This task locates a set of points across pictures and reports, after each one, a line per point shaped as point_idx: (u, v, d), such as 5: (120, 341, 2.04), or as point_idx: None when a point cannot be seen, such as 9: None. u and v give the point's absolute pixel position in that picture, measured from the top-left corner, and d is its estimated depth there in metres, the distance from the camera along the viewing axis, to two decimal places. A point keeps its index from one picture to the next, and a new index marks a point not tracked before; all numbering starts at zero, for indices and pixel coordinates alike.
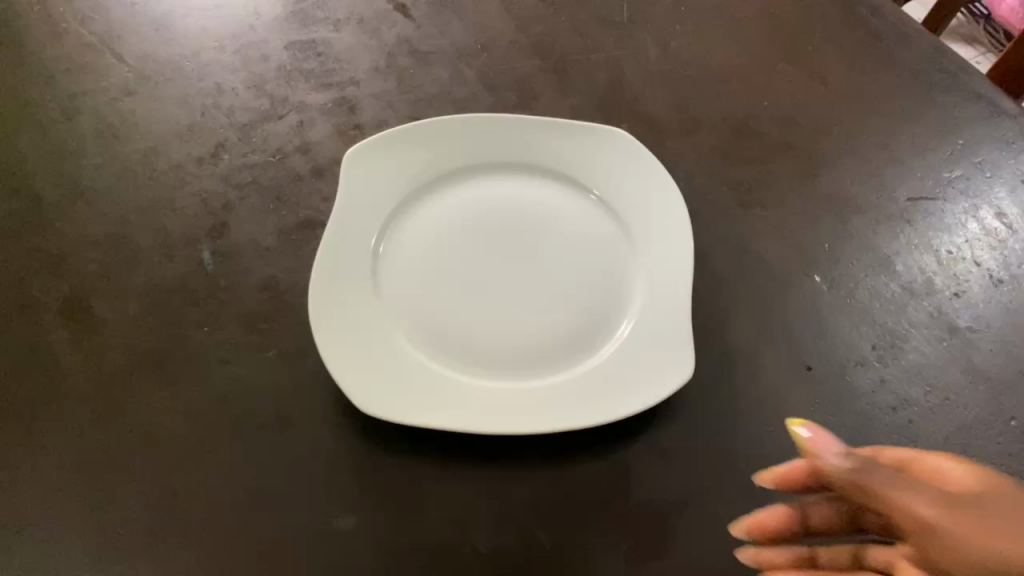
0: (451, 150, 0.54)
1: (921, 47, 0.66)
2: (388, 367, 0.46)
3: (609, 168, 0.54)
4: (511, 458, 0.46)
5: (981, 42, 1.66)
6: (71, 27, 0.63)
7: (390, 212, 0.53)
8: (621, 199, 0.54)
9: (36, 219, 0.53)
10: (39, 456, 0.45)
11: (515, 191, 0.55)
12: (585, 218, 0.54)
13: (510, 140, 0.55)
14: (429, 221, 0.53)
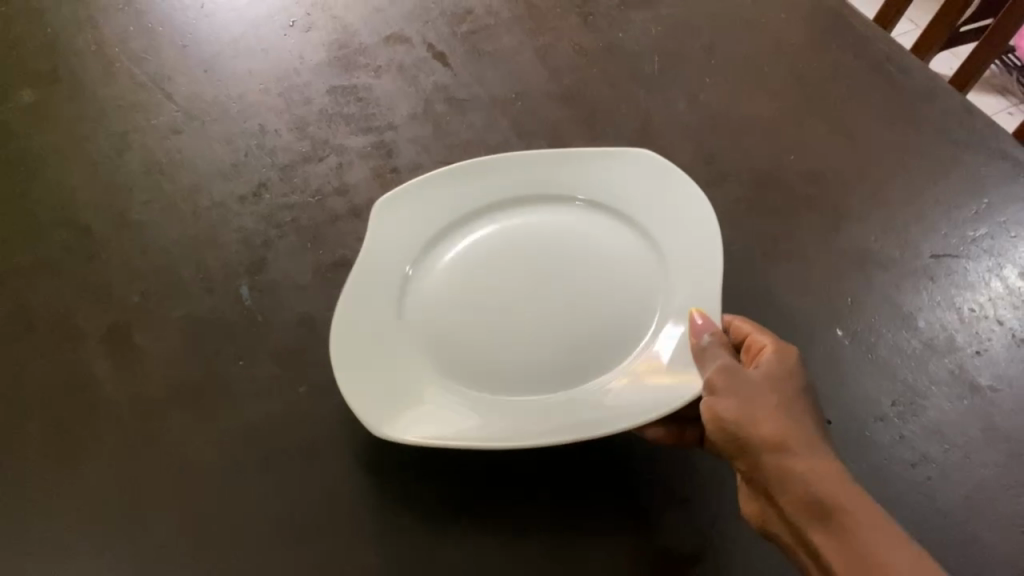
0: (482, 184, 0.55)
1: (949, 105, 0.67)
2: (402, 394, 0.46)
3: (636, 185, 0.54)
4: (525, 500, 0.46)
5: (1015, 93, 1.67)
6: (124, 67, 0.66)
7: (420, 248, 0.53)
8: (651, 213, 0.53)
9: (83, 250, 0.56)
10: (77, 480, 0.46)
11: (539, 223, 0.55)
12: (617, 237, 0.53)
13: (536, 174, 0.55)
14: (450, 257, 0.54)
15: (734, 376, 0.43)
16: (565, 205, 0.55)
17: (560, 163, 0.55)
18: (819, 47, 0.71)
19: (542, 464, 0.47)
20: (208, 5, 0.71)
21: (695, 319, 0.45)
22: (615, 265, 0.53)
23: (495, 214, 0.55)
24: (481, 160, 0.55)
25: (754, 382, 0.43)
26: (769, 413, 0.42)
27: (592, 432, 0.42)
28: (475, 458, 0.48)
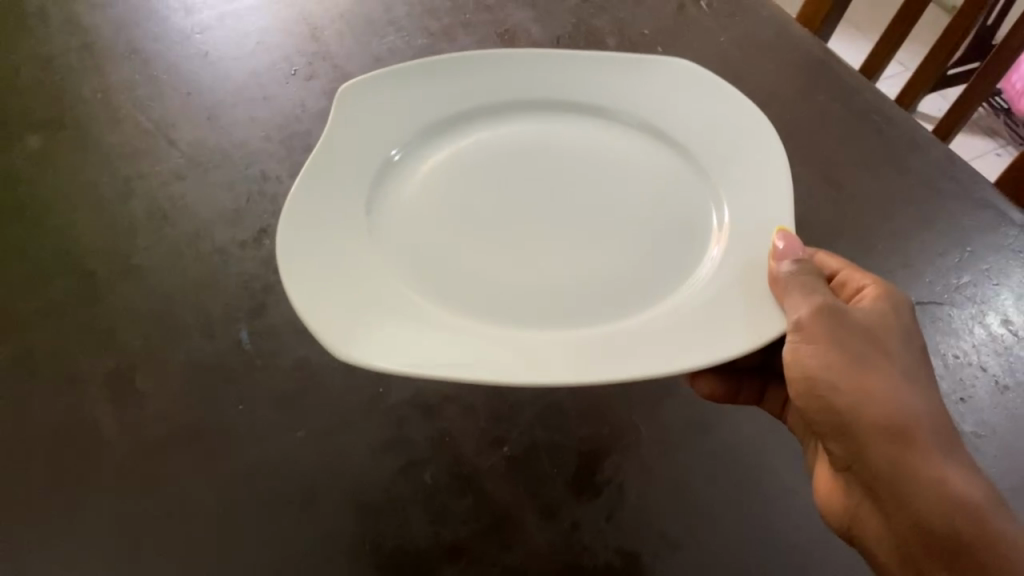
0: (410, 106, 0.59)
1: (933, 155, 0.69)
2: (355, 286, 0.49)
3: (656, 92, 0.61)
4: (516, 535, 0.49)
5: (1001, 134, 1.71)
6: (130, 113, 0.68)
7: (372, 175, 0.56)
8: (685, 132, 0.60)
9: (87, 294, 0.57)
10: (77, 523, 0.47)
11: (493, 136, 0.62)
12: (646, 155, 0.61)
13: (463, 96, 0.61)
14: (410, 180, 0.58)
15: (835, 327, 0.47)
16: (494, 109, 0.62)
17: (472, 64, 0.61)
18: (805, 98, 0.73)
19: (539, 517, 0.49)
20: (212, 54, 0.73)
21: (777, 245, 0.49)
22: (621, 166, 0.60)
23: (436, 132, 0.60)
24: (392, 70, 0.58)
25: (853, 330, 0.47)
26: (860, 374, 0.46)
27: (693, 354, 0.44)
28: (474, 509, 0.50)
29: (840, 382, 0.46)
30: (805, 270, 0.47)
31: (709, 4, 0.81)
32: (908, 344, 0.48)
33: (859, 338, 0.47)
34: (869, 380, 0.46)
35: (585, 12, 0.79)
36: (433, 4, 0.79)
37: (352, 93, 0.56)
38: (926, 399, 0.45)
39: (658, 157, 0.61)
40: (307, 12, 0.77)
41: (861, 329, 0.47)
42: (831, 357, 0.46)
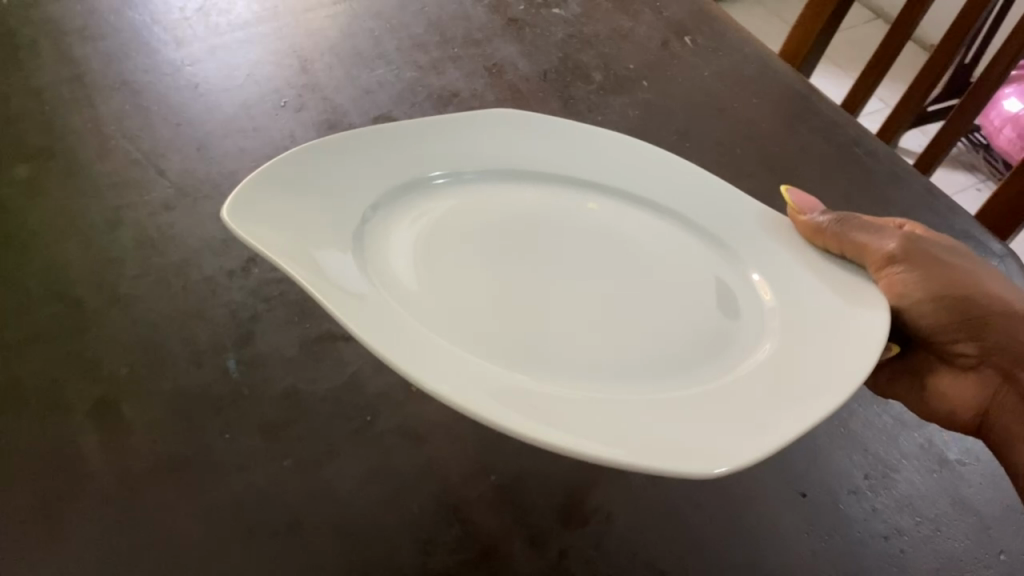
0: (368, 169, 0.55)
1: (912, 187, 0.71)
2: (402, 345, 0.42)
3: (607, 161, 0.63)
4: (511, 560, 0.49)
5: (981, 169, 1.75)
6: (119, 144, 0.68)
7: (352, 235, 0.51)
8: (664, 198, 0.61)
9: (74, 324, 0.57)
10: (60, 555, 0.46)
11: (439, 202, 0.59)
12: (629, 219, 0.61)
13: (391, 170, 0.56)
14: (382, 248, 0.53)
15: (917, 249, 0.58)
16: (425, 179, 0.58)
17: (386, 137, 0.56)
18: (788, 131, 0.75)
19: (526, 545, 0.49)
20: (202, 85, 0.74)
21: (798, 201, 0.60)
22: (614, 232, 0.60)
23: (383, 208, 0.55)
24: (306, 147, 0.51)
25: (924, 245, 0.59)
26: (948, 274, 0.59)
27: (837, 381, 0.45)
28: (462, 539, 0.49)
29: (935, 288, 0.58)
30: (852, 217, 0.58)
31: (692, 40, 0.83)
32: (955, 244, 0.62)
33: (933, 252, 0.59)
34: (963, 282, 0.59)
35: (571, 46, 0.81)
36: (422, 38, 0.80)
37: (262, 186, 0.47)
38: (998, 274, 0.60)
39: (626, 220, 0.61)
40: (296, 46, 0.78)
41: (929, 243, 0.60)
42: (921, 275, 0.58)
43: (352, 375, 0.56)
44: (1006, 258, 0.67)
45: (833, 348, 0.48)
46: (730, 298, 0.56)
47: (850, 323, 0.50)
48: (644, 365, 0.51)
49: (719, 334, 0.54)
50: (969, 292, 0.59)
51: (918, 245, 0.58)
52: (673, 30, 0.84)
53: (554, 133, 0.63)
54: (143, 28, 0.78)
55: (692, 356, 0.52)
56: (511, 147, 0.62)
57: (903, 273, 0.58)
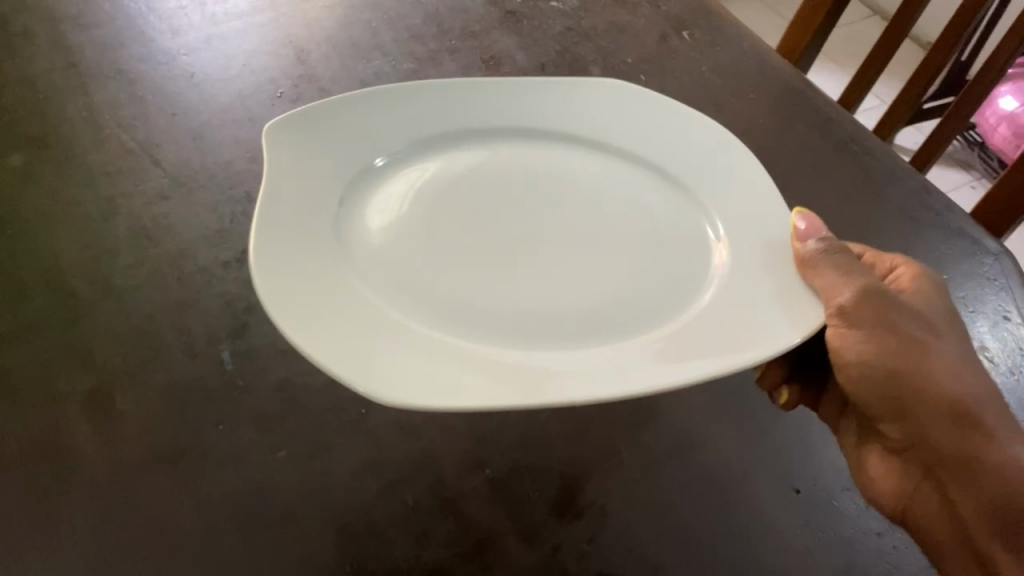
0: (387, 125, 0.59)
1: (909, 185, 0.71)
2: (319, 307, 0.46)
3: (636, 125, 0.64)
4: (505, 553, 0.49)
5: (975, 167, 1.75)
6: (114, 133, 0.68)
7: (348, 186, 0.56)
8: (674, 158, 0.63)
9: (67, 313, 0.56)
10: (51, 545, 0.46)
11: (445, 163, 0.61)
12: (639, 178, 0.63)
13: (403, 128, 0.60)
14: (365, 203, 0.57)
15: (886, 315, 0.53)
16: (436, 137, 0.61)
17: (403, 96, 0.60)
18: (784, 127, 0.74)
19: (520, 539, 0.49)
20: (198, 75, 0.73)
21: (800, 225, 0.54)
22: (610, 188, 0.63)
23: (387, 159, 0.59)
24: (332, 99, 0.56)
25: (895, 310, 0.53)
26: (908, 350, 0.53)
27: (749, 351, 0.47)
28: (455, 532, 0.49)
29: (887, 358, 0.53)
30: (835, 255, 0.52)
31: (690, 35, 0.83)
32: (946, 319, 0.56)
33: (907, 322, 0.53)
34: (920, 363, 0.53)
35: (568, 40, 0.81)
36: (419, 30, 0.80)
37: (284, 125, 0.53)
38: (975, 374, 0.53)
39: (634, 178, 0.63)
40: (293, 36, 0.78)
41: (908, 313, 0.54)
42: (874, 337, 0.52)
43: None
44: (1001, 257, 0.66)
45: (769, 316, 0.50)
46: (700, 247, 0.59)
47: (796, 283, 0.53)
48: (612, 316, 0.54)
49: (682, 280, 0.56)
50: (918, 378, 0.53)
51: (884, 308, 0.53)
52: (671, 24, 0.84)
53: (571, 102, 0.65)
54: (139, 17, 0.78)
55: (649, 299, 0.55)
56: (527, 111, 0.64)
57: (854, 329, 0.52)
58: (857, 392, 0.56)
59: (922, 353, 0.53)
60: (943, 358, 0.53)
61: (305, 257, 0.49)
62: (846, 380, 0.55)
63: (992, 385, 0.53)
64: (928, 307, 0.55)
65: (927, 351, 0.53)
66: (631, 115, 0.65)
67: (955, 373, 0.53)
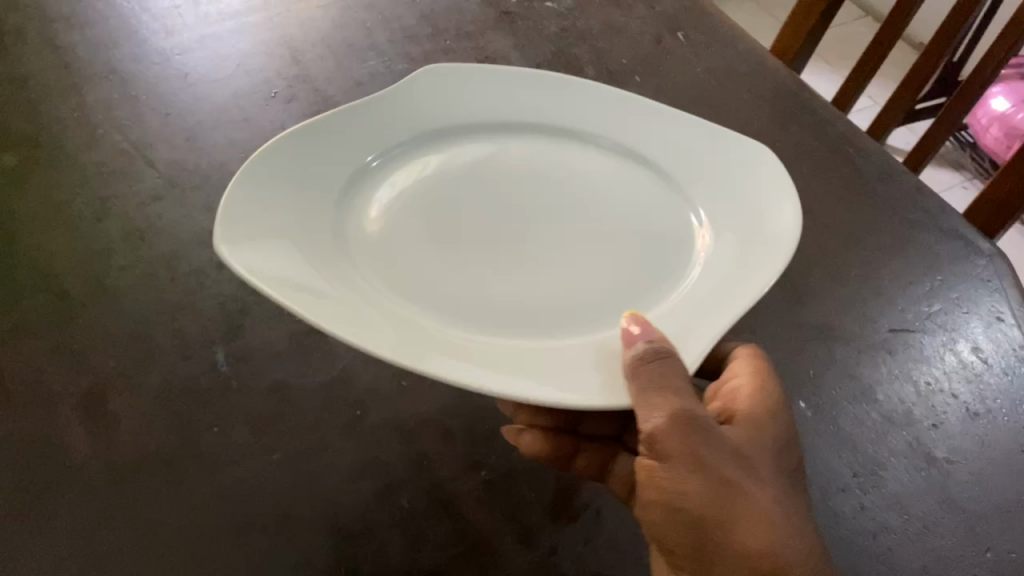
0: (425, 121, 0.60)
1: (903, 186, 0.71)
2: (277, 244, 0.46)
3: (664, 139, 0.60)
4: (500, 554, 0.49)
5: (967, 167, 1.76)
6: (107, 133, 0.67)
7: (362, 177, 0.56)
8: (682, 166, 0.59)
9: (61, 315, 0.56)
10: (45, 549, 0.46)
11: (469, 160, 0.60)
12: (646, 189, 0.59)
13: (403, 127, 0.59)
14: (372, 203, 0.56)
15: (695, 440, 0.43)
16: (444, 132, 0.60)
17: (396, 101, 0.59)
18: (779, 128, 0.75)
19: (516, 541, 0.49)
20: (191, 75, 0.73)
21: (631, 327, 0.44)
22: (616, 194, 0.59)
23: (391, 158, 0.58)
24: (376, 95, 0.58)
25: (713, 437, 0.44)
26: (721, 488, 0.43)
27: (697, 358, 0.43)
28: (452, 533, 0.49)
29: (697, 492, 0.43)
30: (660, 356, 0.42)
31: (685, 36, 0.83)
32: (784, 460, 0.45)
33: (722, 453, 0.44)
34: (731, 508, 0.42)
35: (563, 40, 0.81)
36: (414, 30, 0.80)
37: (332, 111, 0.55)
38: (795, 536, 0.43)
39: (656, 187, 0.59)
40: (287, 36, 0.77)
41: (727, 446, 0.44)
42: (684, 462, 0.43)
43: (342, 370, 0.56)
44: (995, 257, 0.67)
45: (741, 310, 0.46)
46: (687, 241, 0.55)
47: (770, 253, 0.50)
48: (593, 300, 0.51)
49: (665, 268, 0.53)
50: (724, 526, 0.42)
51: (699, 434, 0.43)
52: (665, 26, 0.84)
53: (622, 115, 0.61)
54: (132, 16, 0.77)
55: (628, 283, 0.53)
56: (529, 107, 0.62)
57: (667, 446, 0.43)
58: (657, 527, 0.45)
59: (737, 495, 0.43)
60: (760, 508, 0.43)
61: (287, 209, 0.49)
62: (649, 509, 0.45)
63: (814, 542, 0.43)
64: (759, 441, 0.47)
65: (747, 496, 0.43)
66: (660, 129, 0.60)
67: (770, 531, 0.42)
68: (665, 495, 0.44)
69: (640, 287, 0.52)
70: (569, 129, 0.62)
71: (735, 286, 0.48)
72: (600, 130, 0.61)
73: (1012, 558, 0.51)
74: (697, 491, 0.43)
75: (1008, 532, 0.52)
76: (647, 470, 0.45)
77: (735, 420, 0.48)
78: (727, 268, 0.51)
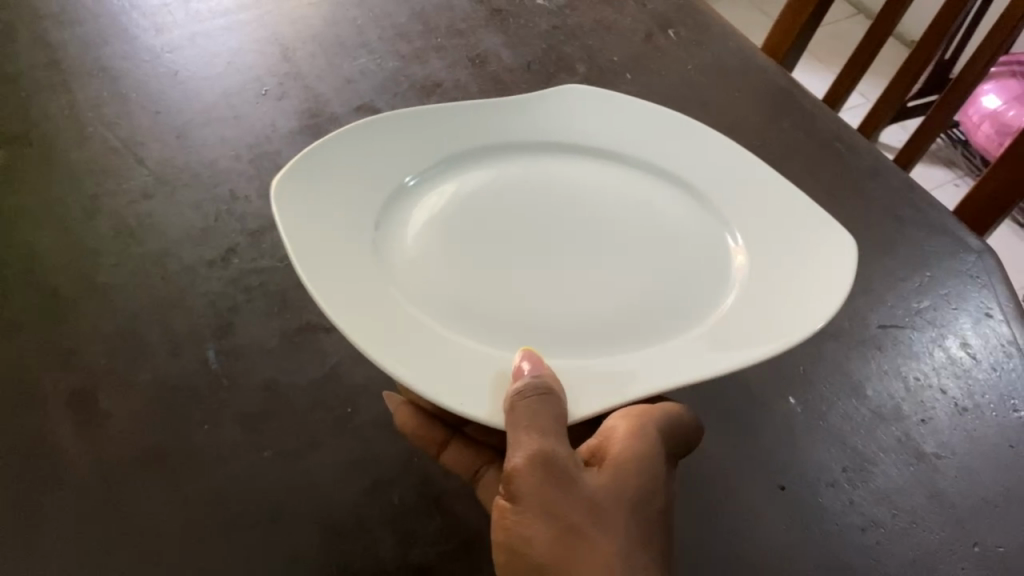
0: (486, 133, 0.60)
1: (893, 183, 0.71)
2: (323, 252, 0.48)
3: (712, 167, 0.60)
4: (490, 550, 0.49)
5: (959, 165, 1.77)
6: (97, 131, 0.67)
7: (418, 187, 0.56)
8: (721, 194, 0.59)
9: (50, 313, 0.56)
10: (34, 547, 0.46)
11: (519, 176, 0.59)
12: (687, 212, 0.59)
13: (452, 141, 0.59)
14: (415, 217, 0.55)
15: (548, 484, 0.41)
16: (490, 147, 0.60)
17: (452, 115, 0.59)
18: (770, 126, 0.75)
19: None
20: (182, 73, 0.73)
21: (521, 365, 0.44)
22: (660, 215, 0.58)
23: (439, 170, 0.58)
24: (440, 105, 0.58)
25: (570, 483, 0.42)
26: (565, 535, 0.40)
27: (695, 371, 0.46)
28: (443, 530, 0.50)
29: (542, 538, 0.40)
30: (538, 394, 0.42)
31: (676, 33, 0.83)
32: (637, 515, 0.43)
33: (577, 500, 0.42)
34: (572, 557, 0.40)
35: (554, 38, 0.81)
36: (405, 27, 0.79)
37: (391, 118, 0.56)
38: None
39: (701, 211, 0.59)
40: (278, 34, 0.77)
41: (583, 496, 0.42)
42: (535, 505, 0.41)
43: (333, 367, 0.56)
44: (983, 254, 0.67)
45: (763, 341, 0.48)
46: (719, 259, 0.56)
47: (803, 294, 0.51)
48: (636, 323, 0.52)
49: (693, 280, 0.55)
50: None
51: (556, 475, 0.42)
52: (656, 23, 0.84)
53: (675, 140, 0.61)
54: (123, 13, 0.77)
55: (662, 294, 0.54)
56: (580, 126, 0.62)
57: (520, 488, 0.41)
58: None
59: (580, 545, 0.40)
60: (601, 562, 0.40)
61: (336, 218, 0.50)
62: (498, 554, 0.42)
63: None
64: (620, 492, 0.43)
65: (590, 548, 0.40)
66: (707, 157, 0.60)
67: None
68: (509, 537, 0.41)
69: (681, 309, 0.52)
70: (616, 146, 0.62)
71: (775, 327, 0.49)
72: (646, 150, 0.61)
73: (1000, 552, 0.51)
74: (541, 536, 0.40)
75: (996, 527, 0.52)
76: (499, 511, 0.42)
77: (602, 463, 0.45)
78: (765, 302, 0.52)
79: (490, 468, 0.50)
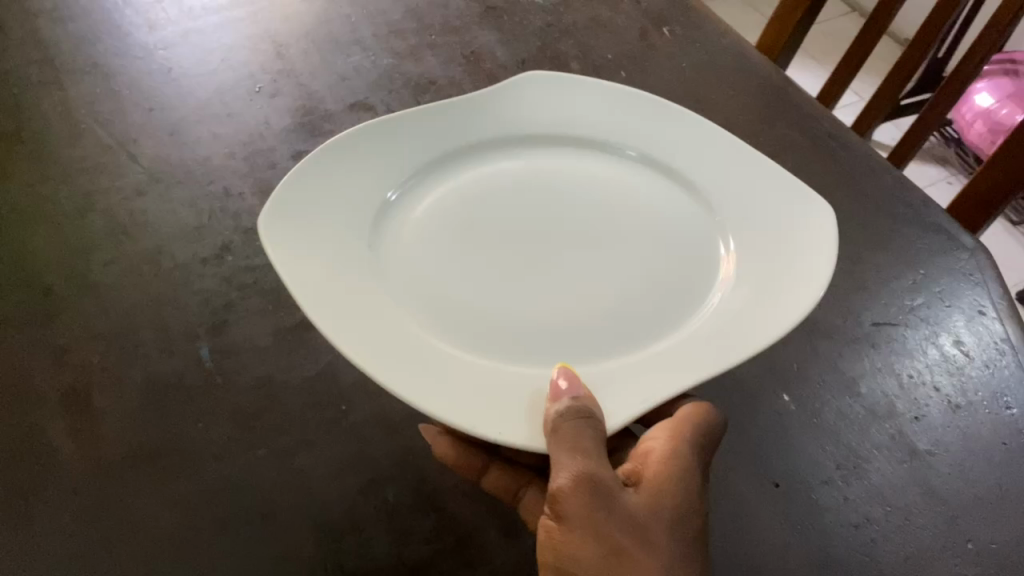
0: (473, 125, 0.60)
1: (887, 181, 0.72)
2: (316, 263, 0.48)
3: (706, 156, 0.59)
4: (485, 548, 0.49)
5: (953, 163, 1.77)
6: (90, 128, 0.67)
7: (409, 185, 0.57)
8: (713, 186, 0.58)
9: (42, 310, 0.56)
10: (28, 546, 0.46)
11: (514, 168, 0.60)
12: (679, 204, 0.59)
13: (441, 142, 0.59)
14: (415, 215, 0.56)
15: (593, 505, 0.42)
16: (480, 143, 0.60)
17: (449, 114, 0.59)
18: (765, 124, 0.75)
19: (502, 534, 0.50)
20: (175, 70, 0.72)
21: (558, 382, 0.44)
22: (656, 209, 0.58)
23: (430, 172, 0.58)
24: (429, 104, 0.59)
25: (614, 505, 0.43)
26: (612, 555, 0.41)
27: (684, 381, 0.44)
28: (437, 528, 0.50)
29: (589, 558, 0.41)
30: (583, 414, 0.42)
31: (670, 31, 0.83)
32: (677, 535, 0.44)
33: (621, 521, 0.42)
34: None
35: (549, 36, 0.80)
36: (399, 25, 0.79)
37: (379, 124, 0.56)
38: None
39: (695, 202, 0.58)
40: (272, 31, 0.77)
41: (624, 517, 0.43)
42: (582, 526, 0.42)
43: (328, 365, 0.55)
44: (977, 251, 0.67)
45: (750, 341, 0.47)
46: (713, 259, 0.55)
47: (794, 292, 0.50)
48: (630, 326, 0.51)
49: (685, 284, 0.54)
50: None
51: (599, 496, 0.42)
52: (651, 21, 0.84)
53: (666, 128, 0.61)
54: (115, 10, 0.77)
55: (656, 299, 0.53)
56: (566, 116, 0.62)
57: (568, 508, 0.42)
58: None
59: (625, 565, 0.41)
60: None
61: (329, 227, 0.51)
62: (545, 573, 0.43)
63: None
64: (660, 513, 0.44)
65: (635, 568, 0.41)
66: (699, 145, 0.60)
67: None
68: (557, 557, 0.42)
69: (678, 305, 0.52)
70: (609, 137, 0.62)
71: (770, 315, 0.49)
72: (638, 141, 0.61)
73: (994, 548, 0.51)
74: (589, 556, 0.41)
75: (990, 523, 0.52)
76: (546, 530, 0.43)
77: (639, 482, 0.46)
78: (758, 290, 0.51)
79: (530, 491, 0.50)
